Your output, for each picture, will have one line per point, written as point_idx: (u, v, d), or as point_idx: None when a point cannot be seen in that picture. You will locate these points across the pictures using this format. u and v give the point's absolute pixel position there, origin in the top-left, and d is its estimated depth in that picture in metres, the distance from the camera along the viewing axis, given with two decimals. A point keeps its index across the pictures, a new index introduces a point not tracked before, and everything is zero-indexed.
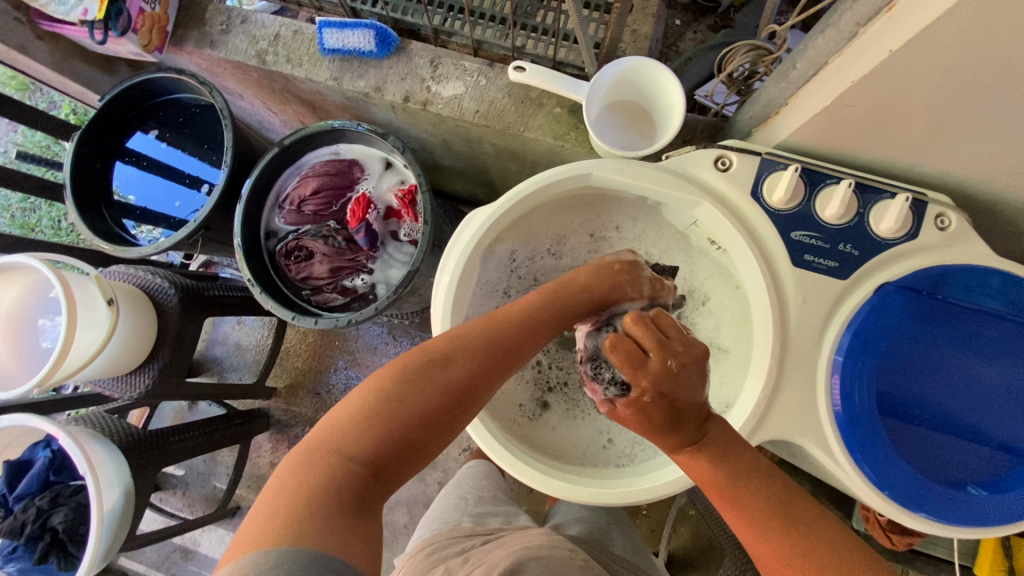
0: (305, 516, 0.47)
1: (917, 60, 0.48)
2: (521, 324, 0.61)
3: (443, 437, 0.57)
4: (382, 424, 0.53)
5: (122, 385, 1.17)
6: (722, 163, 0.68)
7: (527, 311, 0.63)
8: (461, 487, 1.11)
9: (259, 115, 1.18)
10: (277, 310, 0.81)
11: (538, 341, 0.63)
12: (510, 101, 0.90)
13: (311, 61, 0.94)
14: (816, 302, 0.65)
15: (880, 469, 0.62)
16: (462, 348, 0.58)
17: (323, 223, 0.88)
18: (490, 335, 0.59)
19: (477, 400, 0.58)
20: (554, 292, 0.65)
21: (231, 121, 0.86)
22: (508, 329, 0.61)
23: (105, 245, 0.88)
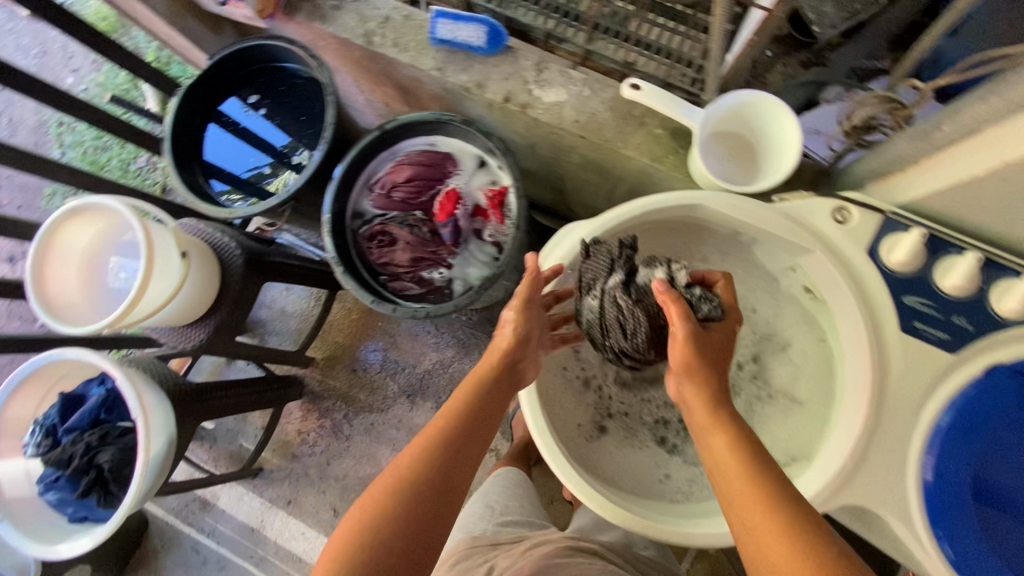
0: None
1: None
2: (462, 419, 0.62)
3: (431, 522, 0.55)
4: (371, 529, 0.53)
5: (177, 335, 1.19)
6: (841, 215, 0.66)
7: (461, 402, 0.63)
8: (489, 492, 1.10)
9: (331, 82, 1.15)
10: (358, 292, 0.83)
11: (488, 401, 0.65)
12: (612, 115, 0.89)
13: (417, 48, 0.94)
14: (918, 372, 0.63)
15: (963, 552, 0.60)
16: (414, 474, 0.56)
17: (411, 212, 0.89)
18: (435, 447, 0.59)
19: (455, 479, 0.58)
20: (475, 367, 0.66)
21: (335, 98, 0.86)
22: (452, 434, 0.60)
23: (195, 202, 0.90)
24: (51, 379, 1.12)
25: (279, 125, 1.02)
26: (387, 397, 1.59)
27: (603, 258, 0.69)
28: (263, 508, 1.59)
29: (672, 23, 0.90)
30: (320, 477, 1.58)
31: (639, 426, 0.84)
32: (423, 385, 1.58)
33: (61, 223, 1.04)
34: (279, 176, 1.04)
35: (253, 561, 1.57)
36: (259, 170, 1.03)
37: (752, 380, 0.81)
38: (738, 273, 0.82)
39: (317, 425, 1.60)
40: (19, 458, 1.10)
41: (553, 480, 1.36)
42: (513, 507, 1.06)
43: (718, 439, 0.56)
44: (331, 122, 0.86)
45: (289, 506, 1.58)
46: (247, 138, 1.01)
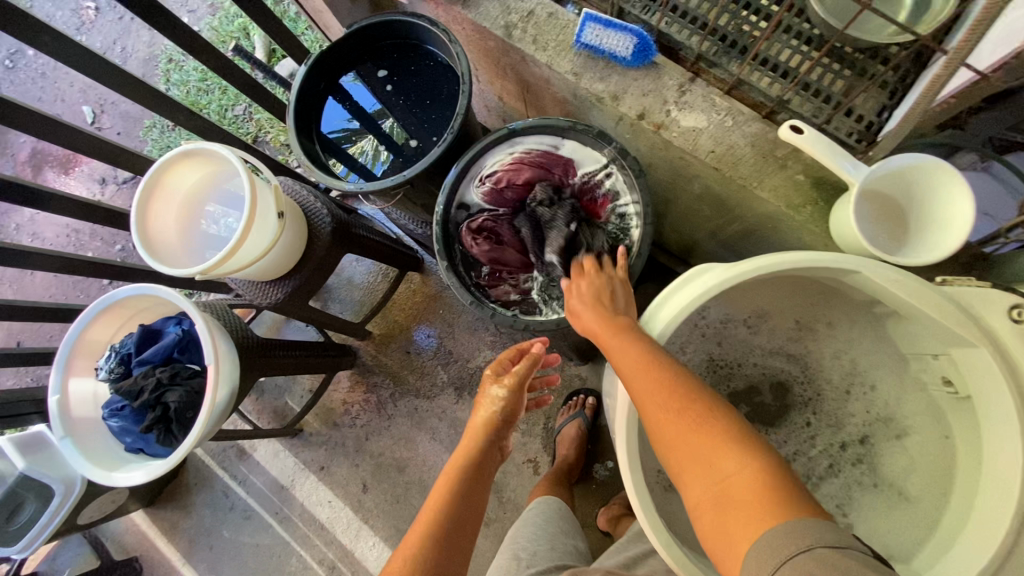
0: None
1: None
2: (457, 490, 0.70)
3: None
4: None
5: (257, 291, 1.20)
6: (1020, 314, 0.59)
7: (454, 479, 0.71)
8: (517, 541, 1.00)
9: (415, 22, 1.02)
10: (458, 291, 0.83)
11: (479, 465, 0.74)
12: (751, 152, 0.84)
13: (556, 49, 0.91)
14: None
15: None
16: (419, 548, 0.63)
17: (522, 216, 0.87)
18: (440, 522, 0.66)
19: (460, 544, 0.65)
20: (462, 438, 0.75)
21: (468, 87, 0.84)
22: (452, 502, 0.68)
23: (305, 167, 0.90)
24: (134, 309, 1.15)
25: (398, 104, 0.98)
26: (435, 385, 1.58)
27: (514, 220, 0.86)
28: (295, 468, 1.61)
29: (838, 66, 0.86)
30: (356, 450, 1.59)
31: None
32: (473, 381, 1.56)
33: (172, 164, 1.07)
34: (356, 143, 1.00)
35: (278, 518, 1.59)
36: (344, 133, 1.00)
37: (856, 463, 0.78)
38: (860, 348, 0.78)
39: (362, 399, 1.61)
40: (91, 379, 1.14)
41: (591, 506, 1.31)
42: (541, 556, 0.95)
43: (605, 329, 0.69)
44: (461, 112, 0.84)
45: (320, 472, 1.60)
46: (362, 109, 1.00)
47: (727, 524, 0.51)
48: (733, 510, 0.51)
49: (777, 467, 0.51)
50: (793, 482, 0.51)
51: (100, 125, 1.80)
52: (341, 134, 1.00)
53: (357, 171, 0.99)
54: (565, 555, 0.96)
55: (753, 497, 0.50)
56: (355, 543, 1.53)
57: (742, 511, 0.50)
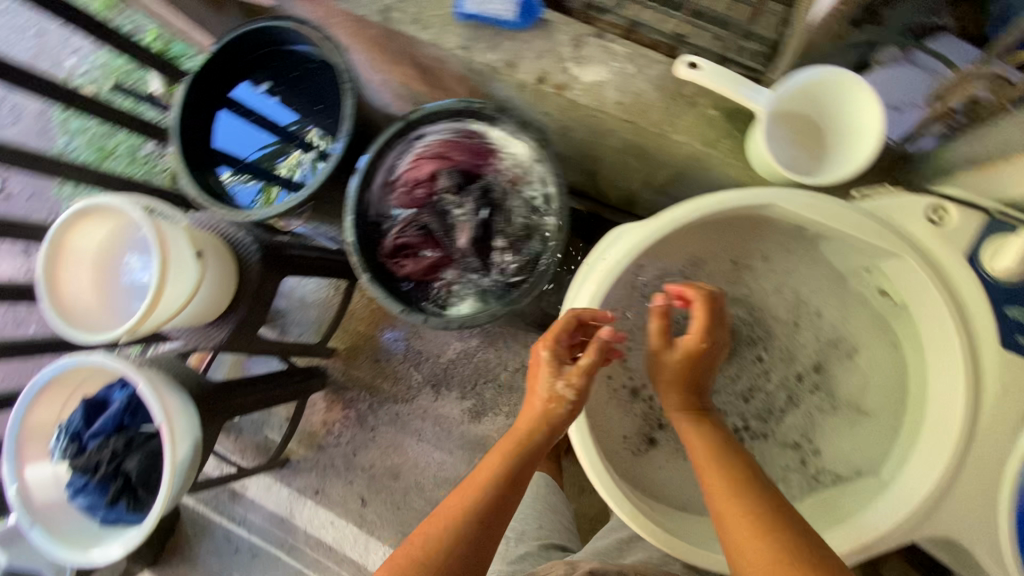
0: None
1: None
2: (505, 472, 0.62)
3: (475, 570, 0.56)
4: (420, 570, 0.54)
5: (200, 335, 1.16)
6: (936, 216, 0.59)
7: (505, 458, 0.63)
8: None
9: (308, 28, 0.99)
10: (386, 302, 0.75)
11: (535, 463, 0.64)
12: (659, 95, 0.80)
13: (440, 25, 0.85)
14: (1018, 393, 0.57)
15: None
16: (459, 523, 0.57)
17: (434, 214, 0.80)
18: (483, 499, 0.59)
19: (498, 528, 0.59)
20: (518, 424, 0.66)
21: (352, 86, 0.79)
22: (500, 482, 0.61)
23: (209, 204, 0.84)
24: (70, 385, 1.08)
25: (296, 112, 0.94)
26: (412, 387, 1.55)
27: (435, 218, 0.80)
28: (291, 498, 1.59)
29: None
30: (347, 468, 1.57)
31: None
32: (448, 375, 1.54)
33: (72, 224, 1.00)
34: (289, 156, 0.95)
35: (284, 549, 1.58)
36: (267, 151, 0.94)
37: (813, 390, 0.77)
38: (800, 274, 0.76)
39: (342, 416, 1.58)
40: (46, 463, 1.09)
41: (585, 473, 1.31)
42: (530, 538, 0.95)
43: (696, 436, 0.64)
44: (348, 113, 0.78)
45: (317, 496, 1.58)
46: (262, 125, 0.94)
47: None
48: None
49: None
50: None
51: (8, 192, 1.69)
52: (241, 155, 0.93)
53: (286, 187, 0.92)
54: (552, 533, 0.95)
55: None
56: (365, 557, 1.53)
57: None
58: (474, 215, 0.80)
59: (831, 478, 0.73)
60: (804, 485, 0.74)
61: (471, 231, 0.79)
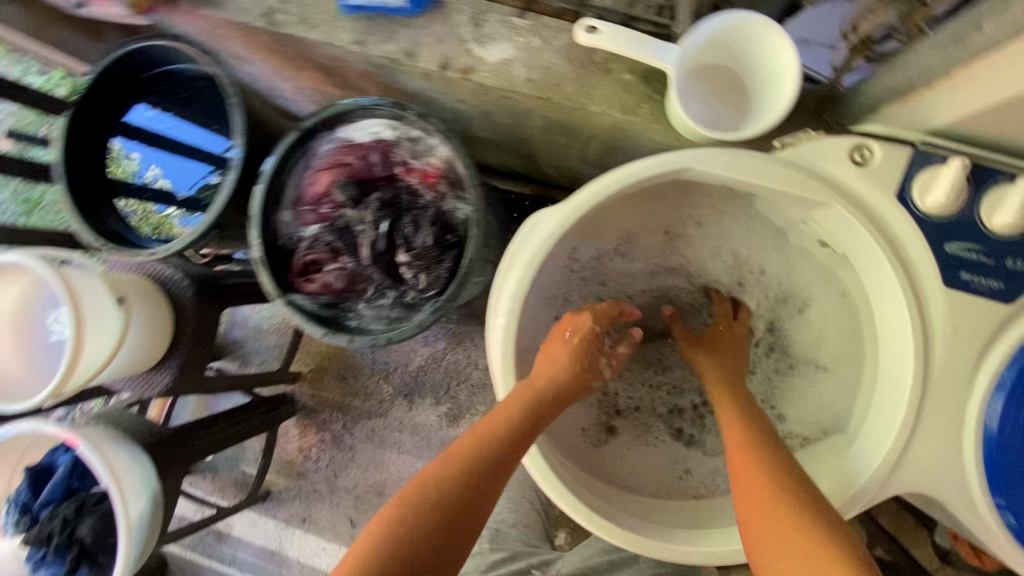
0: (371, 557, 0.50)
1: None
2: (531, 408, 0.63)
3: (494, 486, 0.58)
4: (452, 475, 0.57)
5: (141, 384, 1.09)
6: (860, 156, 0.55)
7: (531, 395, 0.64)
8: None
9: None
10: (306, 325, 0.69)
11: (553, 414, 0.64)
12: (569, 66, 0.75)
13: (329, 22, 0.79)
14: (968, 332, 0.53)
15: None
16: (487, 441, 0.59)
17: (337, 227, 0.75)
18: (513, 422, 0.61)
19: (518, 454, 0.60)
20: (548, 370, 0.67)
21: (239, 99, 0.72)
22: (525, 414, 0.62)
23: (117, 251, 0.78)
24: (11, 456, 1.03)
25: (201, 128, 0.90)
26: (384, 400, 1.51)
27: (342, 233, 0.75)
28: (278, 530, 1.54)
29: None
30: (330, 491, 1.53)
31: (651, 431, 0.76)
32: (420, 383, 1.50)
33: None
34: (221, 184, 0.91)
35: None
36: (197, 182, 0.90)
37: (769, 352, 0.77)
38: (738, 235, 0.73)
39: (317, 440, 1.53)
40: None
41: None
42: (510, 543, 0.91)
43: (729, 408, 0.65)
44: (240, 131, 0.72)
45: (304, 524, 1.53)
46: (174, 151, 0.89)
47: None
48: None
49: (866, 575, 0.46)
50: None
51: None
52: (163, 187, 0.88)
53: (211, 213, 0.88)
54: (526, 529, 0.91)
55: None
56: None
57: None
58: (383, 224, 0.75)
59: (798, 441, 0.71)
60: None
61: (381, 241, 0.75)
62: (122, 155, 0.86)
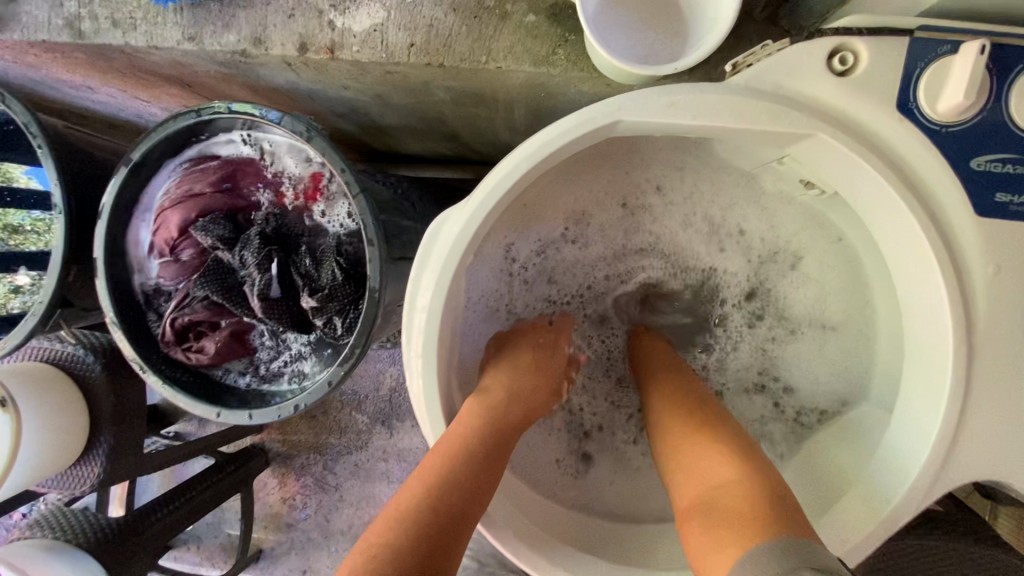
0: None
1: None
2: (507, 396, 0.51)
3: (484, 492, 0.45)
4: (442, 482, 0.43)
5: (69, 482, 0.94)
6: (840, 62, 0.40)
7: (504, 382, 0.53)
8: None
9: (24, 75, 0.76)
10: (195, 406, 0.55)
11: (533, 407, 0.53)
12: (457, 19, 0.59)
13: (147, 19, 0.62)
14: (1016, 268, 0.40)
15: None
16: (467, 434, 0.47)
17: (211, 276, 0.56)
18: (490, 414, 0.49)
19: (504, 454, 0.48)
20: (517, 355, 0.56)
21: (43, 141, 0.56)
22: (498, 405, 0.50)
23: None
24: None
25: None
26: (361, 432, 1.37)
27: (211, 281, 0.56)
28: None
29: None
30: (325, 538, 1.40)
31: (626, 447, 0.62)
32: (395, 405, 1.36)
33: None
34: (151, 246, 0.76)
35: None
36: None
37: (761, 321, 0.62)
38: (704, 189, 0.59)
39: (299, 487, 1.40)
40: None
41: None
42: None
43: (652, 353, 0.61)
44: (57, 183, 0.57)
45: None
46: None
47: (711, 536, 0.40)
48: (718, 519, 0.41)
49: (784, 493, 0.41)
50: (789, 500, 0.41)
51: None
52: None
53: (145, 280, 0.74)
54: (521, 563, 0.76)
55: (745, 508, 0.40)
56: None
57: (731, 519, 0.40)
58: (260, 260, 0.55)
59: (814, 415, 0.59)
60: (787, 436, 0.59)
61: (258, 287, 0.55)
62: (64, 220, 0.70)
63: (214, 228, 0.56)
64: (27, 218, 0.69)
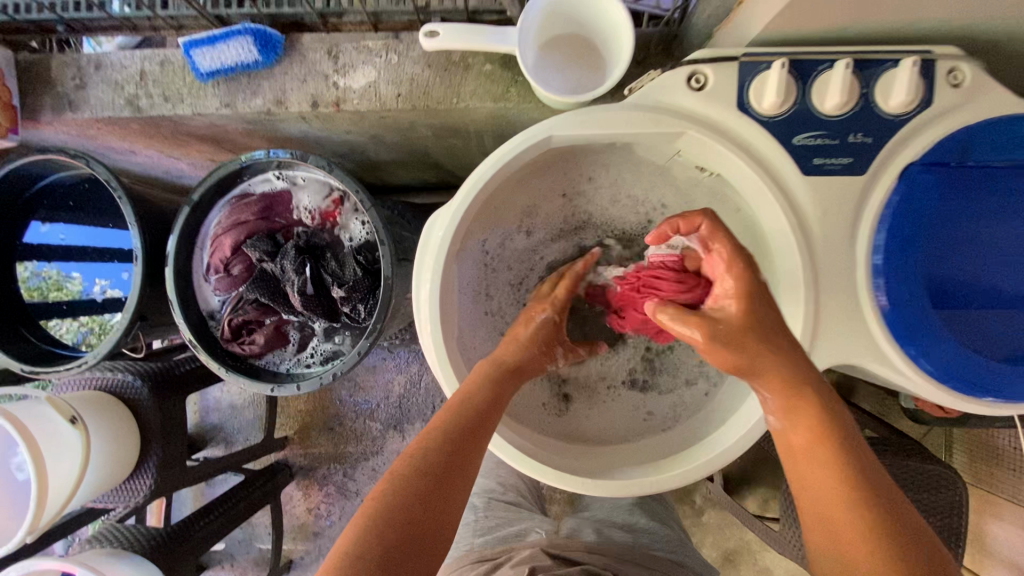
0: (366, 524, 0.48)
1: None
2: (491, 375, 0.64)
3: (477, 447, 0.57)
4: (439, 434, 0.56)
5: (122, 495, 1.07)
6: (696, 81, 0.58)
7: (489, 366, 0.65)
8: None
9: (78, 145, 0.92)
10: (252, 386, 0.70)
11: (514, 385, 0.65)
12: (432, 73, 0.78)
13: (191, 92, 0.80)
14: (838, 208, 0.57)
15: (939, 362, 0.57)
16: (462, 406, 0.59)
17: (259, 282, 0.73)
18: (478, 390, 0.62)
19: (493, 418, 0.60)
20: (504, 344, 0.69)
21: (122, 192, 0.73)
22: (484, 382, 0.63)
23: (38, 369, 0.78)
24: None
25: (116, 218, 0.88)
26: (376, 438, 1.51)
27: (259, 285, 0.73)
28: None
29: None
30: None
31: (597, 382, 0.78)
32: (405, 410, 1.50)
33: None
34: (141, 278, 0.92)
35: None
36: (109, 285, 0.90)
37: None
38: (628, 181, 0.75)
39: (323, 496, 1.52)
40: None
41: None
42: None
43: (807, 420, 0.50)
44: (134, 222, 0.73)
45: None
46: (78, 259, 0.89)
47: None
48: None
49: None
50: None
51: None
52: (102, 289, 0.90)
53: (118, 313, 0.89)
54: (521, 499, 0.87)
55: None
56: None
57: None
58: (297, 265, 0.72)
59: None
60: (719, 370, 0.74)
61: (296, 285, 0.72)
62: (63, 278, 0.88)
63: (257, 245, 0.73)
64: (21, 287, 0.86)
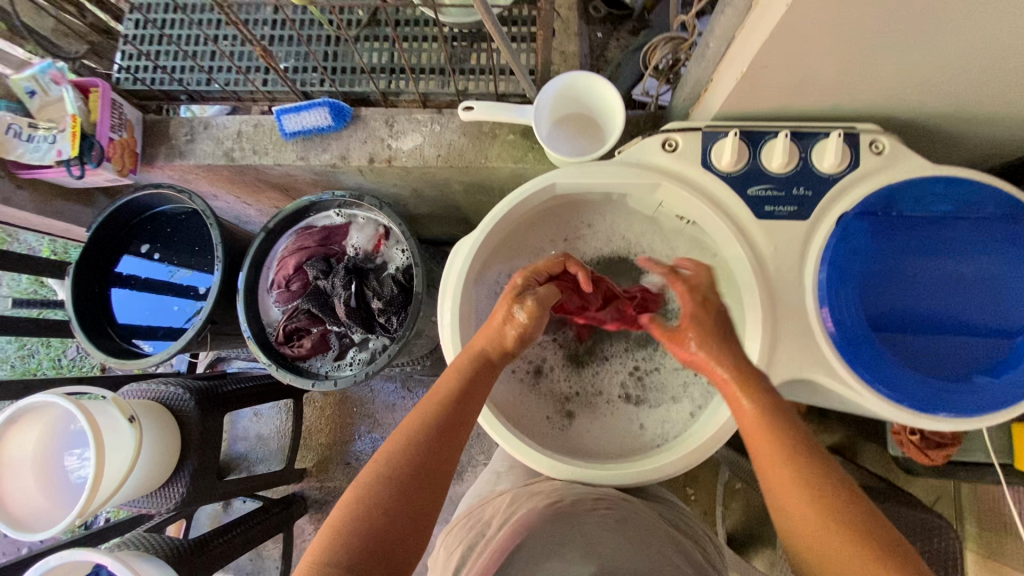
0: (339, 525, 0.53)
1: (805, 29, 0.54)
2: (463, 372, 0.67)
3: (449, 445, 0.61)
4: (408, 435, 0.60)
5: (155, 500, 1.17)
6: (669, 145, 0.74)
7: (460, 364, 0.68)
8: None
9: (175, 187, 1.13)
10: (297, 380, 0.83)
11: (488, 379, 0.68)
12: (466, 139, 0.97)
13: (276, 148, 1.01)
14: (788, 245, 0.70)
15: (890, 381, 0.66)
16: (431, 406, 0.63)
17: (313, 296, 0.88)
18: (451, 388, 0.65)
19: (465, 414, 0.64)
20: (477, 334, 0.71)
21: (214, 219, 0.91)
22: (456, 379, 0.66)
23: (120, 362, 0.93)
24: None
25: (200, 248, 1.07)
26: None
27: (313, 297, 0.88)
28: None
29: (481, 45, 1.05)
30: None
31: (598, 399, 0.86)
32: None
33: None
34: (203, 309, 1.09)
35: None
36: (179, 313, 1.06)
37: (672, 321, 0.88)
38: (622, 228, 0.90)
39: None
40: None
41: None
42: None
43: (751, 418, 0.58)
44: (218, 244, 0.90)
45: None
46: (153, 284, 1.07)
47: None
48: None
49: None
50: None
51: None
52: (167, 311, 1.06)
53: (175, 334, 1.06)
54: None
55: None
56: None
57: None
58: (346, 282, 0.88)
59: None
60: (701, 393, 0.84)
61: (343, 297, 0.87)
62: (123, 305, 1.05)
63: (314, 265, 0.89)
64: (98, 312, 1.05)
